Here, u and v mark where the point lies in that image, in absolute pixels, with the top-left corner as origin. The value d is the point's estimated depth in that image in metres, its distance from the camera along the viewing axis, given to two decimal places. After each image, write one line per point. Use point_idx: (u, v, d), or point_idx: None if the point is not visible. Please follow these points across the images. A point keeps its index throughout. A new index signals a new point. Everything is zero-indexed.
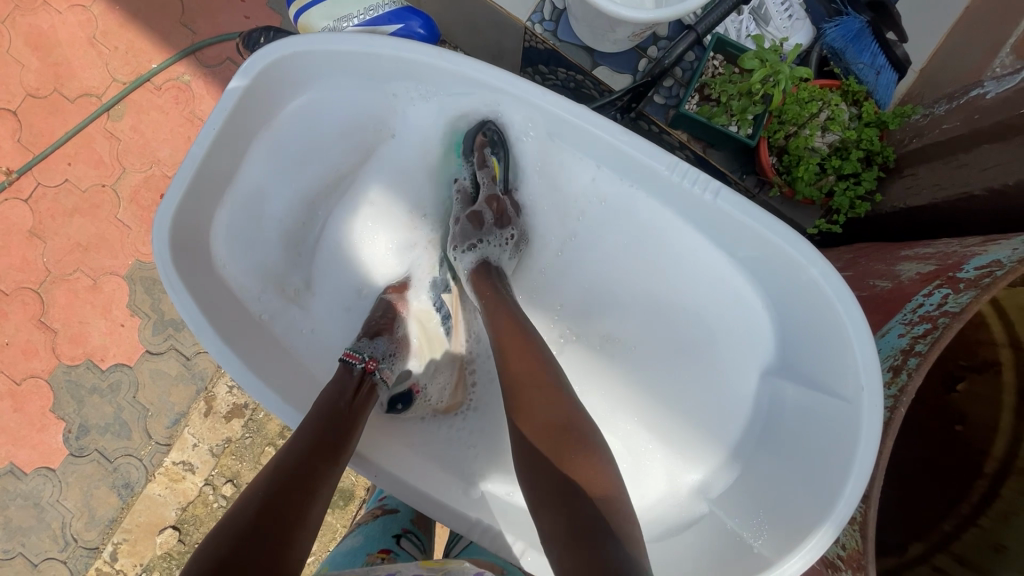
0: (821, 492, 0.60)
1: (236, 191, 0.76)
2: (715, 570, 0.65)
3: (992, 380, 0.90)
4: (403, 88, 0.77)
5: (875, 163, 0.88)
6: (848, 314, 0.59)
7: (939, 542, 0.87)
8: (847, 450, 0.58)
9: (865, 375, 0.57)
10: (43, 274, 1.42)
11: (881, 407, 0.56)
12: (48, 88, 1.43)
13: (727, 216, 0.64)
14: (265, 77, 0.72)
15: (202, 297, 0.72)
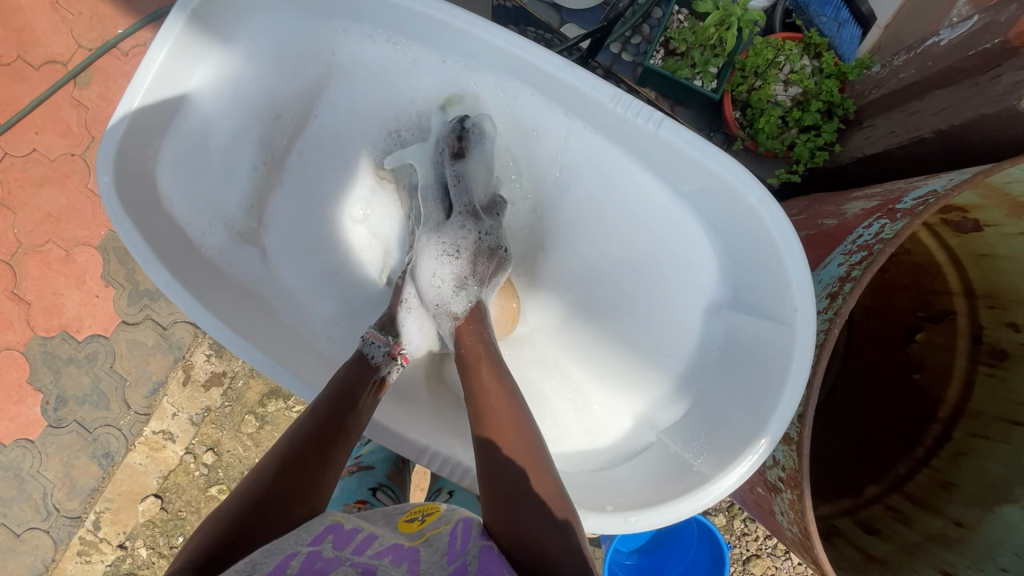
0: (756, 408, 0.62)
1: (185, 126, 0.78)
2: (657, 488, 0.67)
3: (948, 329, 0.93)
4: (353, 25, 0.78)
5: (835, 116, 0.88)
6: (782, 235, 0.60)
7: (894, 483, 0.90)
8: (783, 367, 0.60)
9: (800, 297, 0.58)
10: (14, 246, 1.41)
11: (815, 328, 0.58)
12: (12, 55, 1.40)
13: (667, 145, 0.65)
14: (207, 7, 0.74)
15: (150, 231, 0.73)
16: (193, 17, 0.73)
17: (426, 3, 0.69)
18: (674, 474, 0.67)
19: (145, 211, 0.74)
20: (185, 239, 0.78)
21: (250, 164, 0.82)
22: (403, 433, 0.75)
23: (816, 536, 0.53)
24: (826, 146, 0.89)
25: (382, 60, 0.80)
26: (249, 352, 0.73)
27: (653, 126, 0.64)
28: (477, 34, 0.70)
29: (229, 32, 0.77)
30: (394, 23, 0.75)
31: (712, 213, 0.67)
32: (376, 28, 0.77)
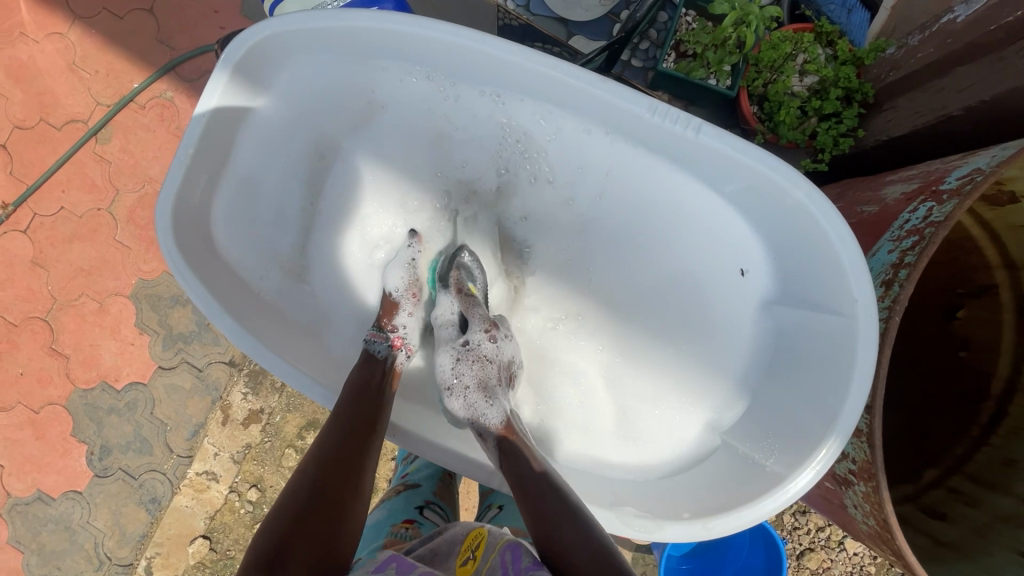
0: (823, 405, 0.62)
1: (233, 173, 0.78)
2: (728, 491, 0.66)
3: (990, 304, 0.92)
4: (389, 61, 0.77)
5: (854, 101, 0.88)
6: (836, 232, 0.59)
7: (953, 464, 0.89)
8: (849, 362, 0.59)
9: (858, 289, 0.58)
10: (49, 302, 1.44)
11: (876, 318, 0.57)
12: (34, 119, 1.44)
13: (713, 151, 0.64)
14: (248, 56, 0.73)
15: (209, 279, 0.74)
16: (236, 68, 0.73)
17: (461, 34, 0.68)
18: (744, 478, 0.66)
19: (201, 260, 0.75)
20: (240, 284, 0.78)
21: (295, 204, 0.84)
22: (462, 454, 0.76)
23: (896, 528, 0.52)
24: (849, 132, 0.89)
25: (416, 96, 0.80)
26: (309, 386, 0.75)
27: (692, 133, 0.64)
28: (511, 60, 0.68)
29: (269, 76, 0.77)
30: (427, 57, 0.74)
31: (763, 213, 0.67)
32: (413, 64, 0.76)
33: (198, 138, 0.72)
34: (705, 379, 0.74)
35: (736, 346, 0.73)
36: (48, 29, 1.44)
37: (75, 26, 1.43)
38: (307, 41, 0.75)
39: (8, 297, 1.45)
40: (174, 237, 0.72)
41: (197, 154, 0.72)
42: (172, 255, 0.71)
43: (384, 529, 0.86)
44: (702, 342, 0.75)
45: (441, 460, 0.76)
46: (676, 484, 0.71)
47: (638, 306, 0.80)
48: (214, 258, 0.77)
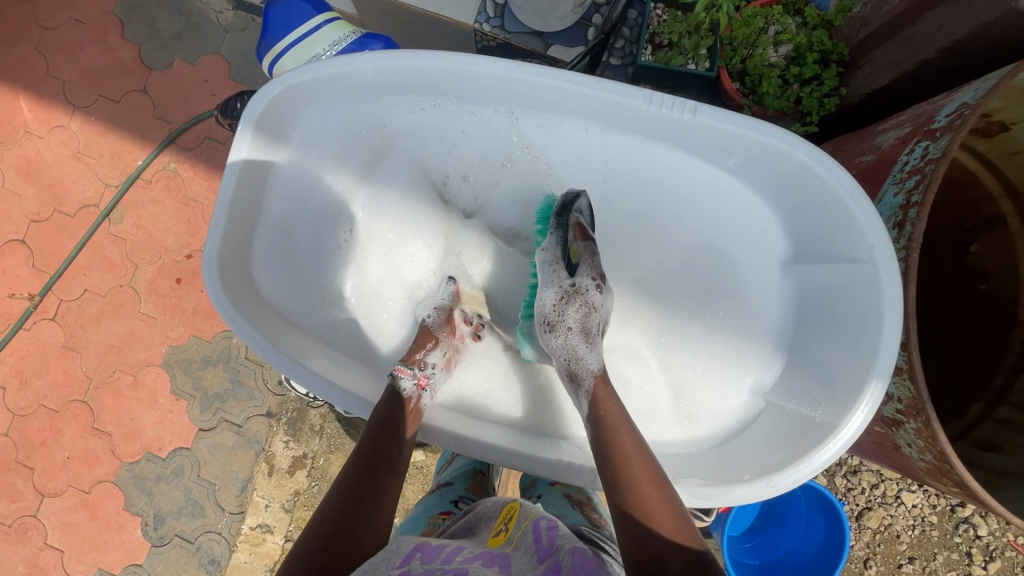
0: (857, 345, 0.64)
1: (269, 218, 0.80)
2: (785, 447, 0.68)
3: (1001, 234, 0.94)
4: (398, 96, 0.81)
5: (831, 62, 0.92)
6: (842, 182, 0.62)
7: (997, 395, 0.90)
8: (878, 304, 0.61)
9: (873, 233, 0.60)
10: (86, 383, 1.48)
11: (895, 257, 0.58)
12: (49, 210, 1.50)
13: (713, 127, 0.67)
14: (272, 110, 0.76)
15: (261, 323, 0.76)
16: (261, 123, 0.76)
17: (465, 60, 0.71)
18: (799, 431, 0.67)
19: (249, 306, 0.76)
20: (286, 321, 0.80)
21: (325, 240, 0.86)
22: (528, 456, 0.75)
23: (954, 458, 0.53)
24: (832, 91, 0.92)
25: (427, 124, 0.84)
26: (366, 409, 0.77)
27: (689, 114, 0.67)
28: (511, 75, 0.71)
29: (290, 126, 0.81)
30: (433, 86, 0.78)
31: (772, 176, 0.70)
32: (420, 95, 0.80)
33: (233, 190, 0.74)
34: (743, 346, 0.77)
35: (766, 307, 0.76)
36: (51, 124, 1.51)
37: (75, 116, 1.50)
38: (323, 86, 0.78)
39: (46, 385, 1.49)
40: (220, 279, 0.73)
41: (234, 205, 0.74)
42: (220, 305, 0.73)
43: (423, 517, 0.86)
44: (732, 312, 0.78)
45: (507, 464, 0.75)
46: (730, 451, 0.73)
47: (667, 290, 0.82)
48: (258, 302, 0.79)
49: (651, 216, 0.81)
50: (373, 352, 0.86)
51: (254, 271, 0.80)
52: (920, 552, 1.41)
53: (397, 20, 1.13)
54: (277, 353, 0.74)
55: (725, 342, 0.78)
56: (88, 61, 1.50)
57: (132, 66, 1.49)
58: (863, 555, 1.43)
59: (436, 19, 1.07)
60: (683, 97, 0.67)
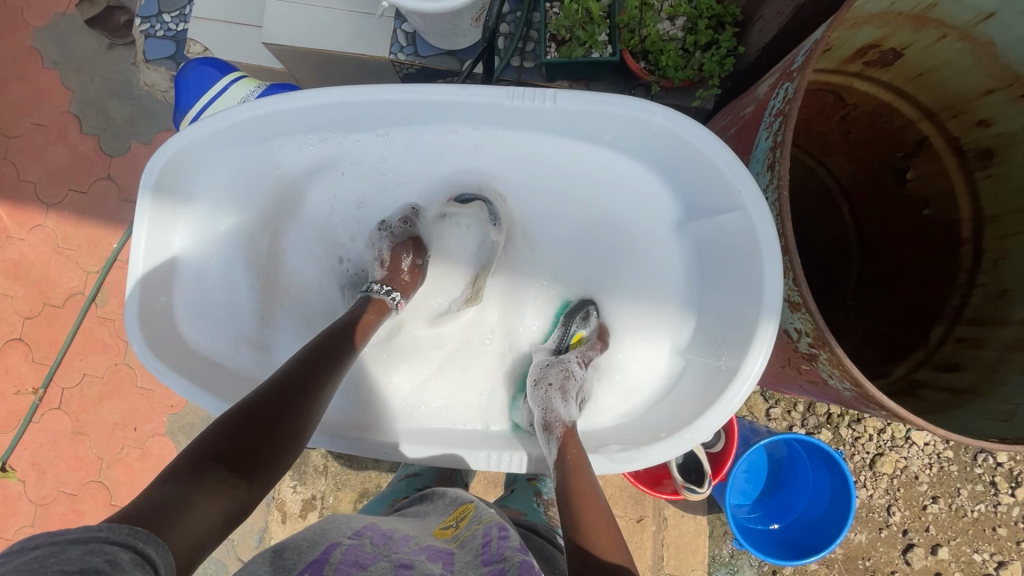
0: (744, 287, 0.69)
1: (181, 276, 0.82)
2: (699, 394, 0.72)
3: (930, 155, 0.94)
4: (286, 138, 0.80)
5: (727, 24, 0.95)
6: (704, 140, 0.67)
7: (954, 315, 0.90)
8: (754, 243, 0.65)
9: (737, 179, 0.65)
10: (98, 463, 1.53)
11: (761, 193, 0.63)
12: (39, 306, 1.58)
13: (576, 109, 0.71)
14: (164, 176, 0.77)
15: (193, 375, 0.77)
16: (155, 189, 0.76)
17: (342, 92, 0.73)
18: (708, 378, 0.73)
19: (180, 362, 0.78)
20: (223, 369, 0.82)
21: (246, 286, 0.87)
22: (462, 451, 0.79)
23: (865, 380, 0.55)
24: (732, 52, 0.95)
25: (325, 158, 0.85)
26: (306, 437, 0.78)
27: (550, 102, 0.71)
28: (380, 98, 0.73)
29: (187, 186, 0.80)
30: (322, 123, 0.79)
31: (652, 145, 0.74)
32: (306, 133, 0.80)
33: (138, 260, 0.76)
34: (664, 313, 0.83)
35: (671, 272, 0.83)
36: (29, 224, 1.59)
37: (50, 212, 1.58)
38: (216, 143, 0.78)
39: (61, 472, 1.54)
40: (145, 344, 0.75)
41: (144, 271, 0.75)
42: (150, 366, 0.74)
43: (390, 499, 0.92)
44: (648, 280, 0.85)
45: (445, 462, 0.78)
46: (661, 410, 0.78)
47: (582, 271, 0.91)
48: (190, 356, 0.80)
49: (557, 209, 0.89)
50: None
51: (180, 328, 0.81)
52: (942, 489, 1.38)
53: (322, 66, 1.19)
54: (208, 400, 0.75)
55: (650, 311, 0.84)
56: (54, 159, 1.59)
57: (94, 157, 1.58)
58: (884, 503, 1.38)
59: (354, 58, 1.12)
60: (541, 87, 0.71)
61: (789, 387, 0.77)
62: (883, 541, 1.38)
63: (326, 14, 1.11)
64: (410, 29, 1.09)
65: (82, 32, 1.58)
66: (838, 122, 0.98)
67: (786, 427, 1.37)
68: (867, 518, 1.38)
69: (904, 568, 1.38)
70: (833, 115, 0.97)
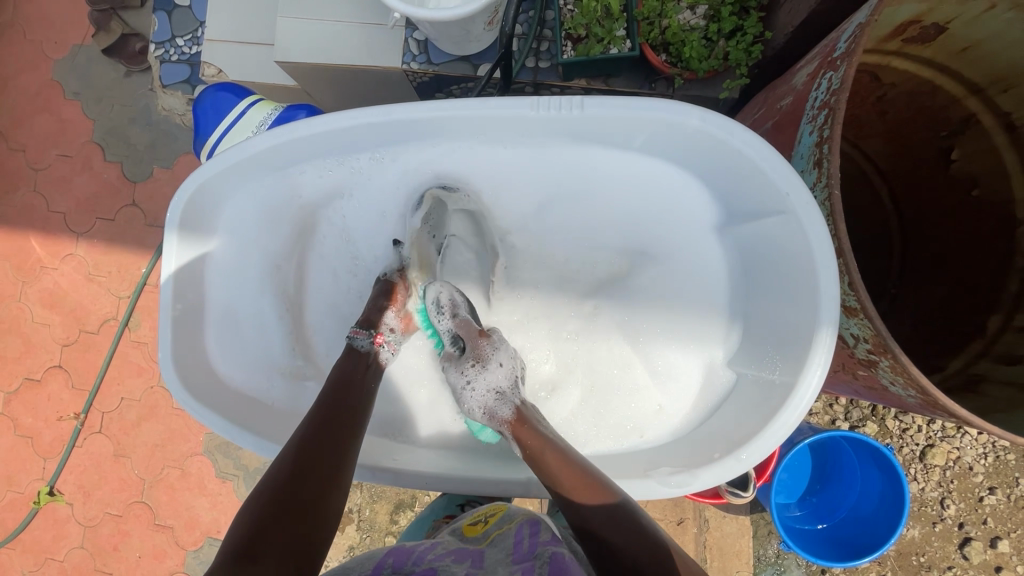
0: (800, 295, 0.66)
1: (212, 314, 0.81)
2: (755, 411, 0.70)
3: (977, 134, 0.88)
4: (305, 165, 0.80)
5: (751, 9, 0.91)
6: (744, 141, 0.64)
7: (1012, 303, 0.85)
8: (807, 247, 0.62)
9: (784, 181, 0.62)
10: (140, 483, 1.57)
11: (813, 200, 0.61)
12: (75, 333, 1.61)
13: (604, 114, 0.68)
14: (189, 213, 0.77)
15: (228, 410, 0.77)
16: (181, 229, 0.76)
17: (362, 114, 0.72)
18: (764, 394, 0.70)
19: (215, 398, 0.78)
20: (261, 405, 0.82)
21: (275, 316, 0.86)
22: (499, 478, 0.76)
23: (933, 388, 0.52)
24: (759, 38, 0.91)
25: (343, 183, 0.84)
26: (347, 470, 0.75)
27: (578, 110, 0.69)
28: (402, 117, 0.72)
29: (210, 223, 0.80)
30: (343, 146, 0.78)
31: (683, 147, 0.72)
32: (325, 158, 0.80)
33: (169, 305, 0.76)
34: (704, 321, 0.80)
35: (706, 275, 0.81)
36: (61, 253, 1.62)
37: (80, 241, 1.61)
38: (239, 173, 0.78)
39: (106, 494, 1.58)
40: (182, 386, 0.75)
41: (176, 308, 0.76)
42: (188, 404, 0.76)
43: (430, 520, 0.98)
44: (690, 290, 0.82)
45: (486, 489, 0.76)
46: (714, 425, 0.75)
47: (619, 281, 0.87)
48: (225, 391, 0.80)
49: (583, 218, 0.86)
50: None
51: (214, 363, 0.81)
52: (1000, 480, 1.31)
53: (335, 80, 1.17)
54: (248, 437, 0.75)
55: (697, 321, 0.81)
56: (81, 189, 1.62)
57: (118, 184, 1.60)
58: (937, 496, 1.33)
59: (365, 70, 1.11)
60: (567, 94, 0.69)
61: (839, 389, 0.74)
62: (938, 536, 1.33)
63: (336, 28, 1.09)
64: (421, 37, 1.07)
65: (100, 62, 1.61)
66: (873, 103, 0.93)
67: (828, 421, 1.33)
68: (920, 513, 1.33)
69: (961, 562, 1.32)
70: (869, 96, 0.93)
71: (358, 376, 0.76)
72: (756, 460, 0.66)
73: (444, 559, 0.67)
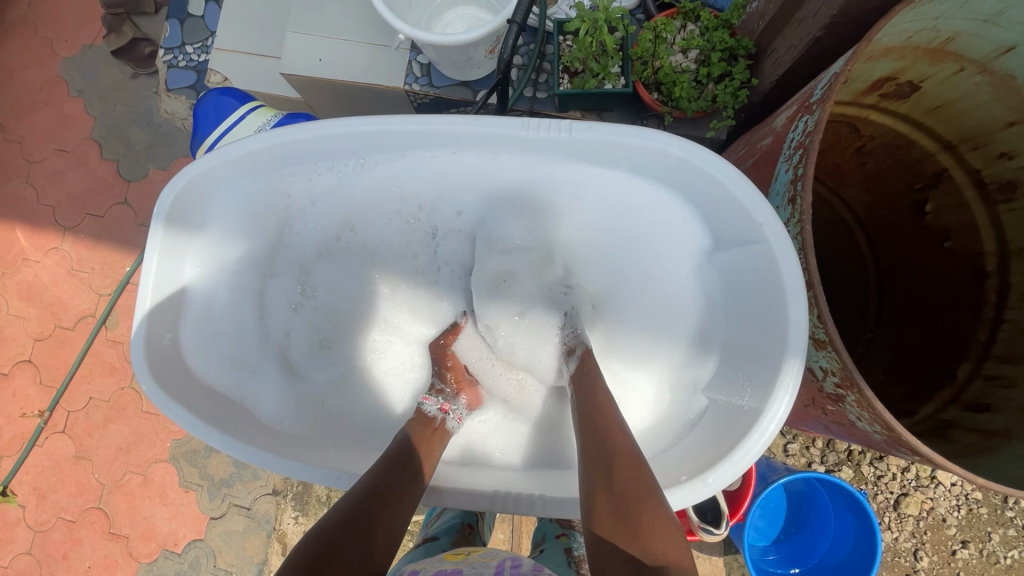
0: (768, 322, 0.68)
1: (189, 306, 0.80)
2: (722, 436, 0.70)
3: (950, 188, 0.92)
4: (297, 168, 0.81)
5: (739, 56, 0.95)
6: (723, 172, 0.66)
7: (981, 352, 0.87)
8: (778, 276, 0.64)
9: (759, 212, 0.64)
10: (99, 488, 1.51)
11: (787, 233, 0.63)
12: (50, 328, 1.58)
13: (591, 139, 0.71)
14: (177, 205, 0.76)
15: (196, 404, 0.76)
16: (167, 220, 0.76)
17: (357, 122, 0.74)
18: (729, 417, 0.71)
19: (183, 390, 0.76)
20: (231, 402, 0.81)
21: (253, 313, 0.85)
22: (469, 491, 0.74)
23: (897, 423, 0.52)
24: (745, 84, 0.95)
25: (332, 188, 0.85)
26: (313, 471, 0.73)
27: (565, 133, 0.71)
28: (395, 128, 0.74)
29: (197, 216, 0.80)
30: (335, 152, 0.79)
31: (664, 175, 0.74)
32: (318, 163, 0.81)
33: (147, 293, 0.75)
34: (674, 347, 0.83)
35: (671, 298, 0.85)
36: (46, 247, 1.61)
37: (67, 235, 1.60)
38: (229, 171, 0.78)
39: (61, 497, 1.52)
40: (151, 376, 0.73)
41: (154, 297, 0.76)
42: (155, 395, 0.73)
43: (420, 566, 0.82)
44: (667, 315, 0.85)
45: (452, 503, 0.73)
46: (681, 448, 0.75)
47: None
48: (194, 384, 0.79)
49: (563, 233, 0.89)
50: (310, 413, 0.85)
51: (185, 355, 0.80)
52: (972, 533, 1.31)
53: (337, 95, 1.20)
54: (214, 434, 0.73)
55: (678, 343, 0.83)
56: (74, 184, 1.62)
57: (112, 182, 1.60)
58: (911, 546, 1.32)
59: (367, 87, 1.14)
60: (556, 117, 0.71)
61: (809, 425, 0.74)
62: None
63: (344, 46, 1.13)
64: (424, 60, 1.11)
65: (108, 62, 1.63)
66: (853, 153, 0.97)
67: (805, 464, 1.34)
68: (893, 563, 1.32)
69: None
70: (849, 146, 0.97)
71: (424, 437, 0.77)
72: (723, 483, 0.64)
73: None
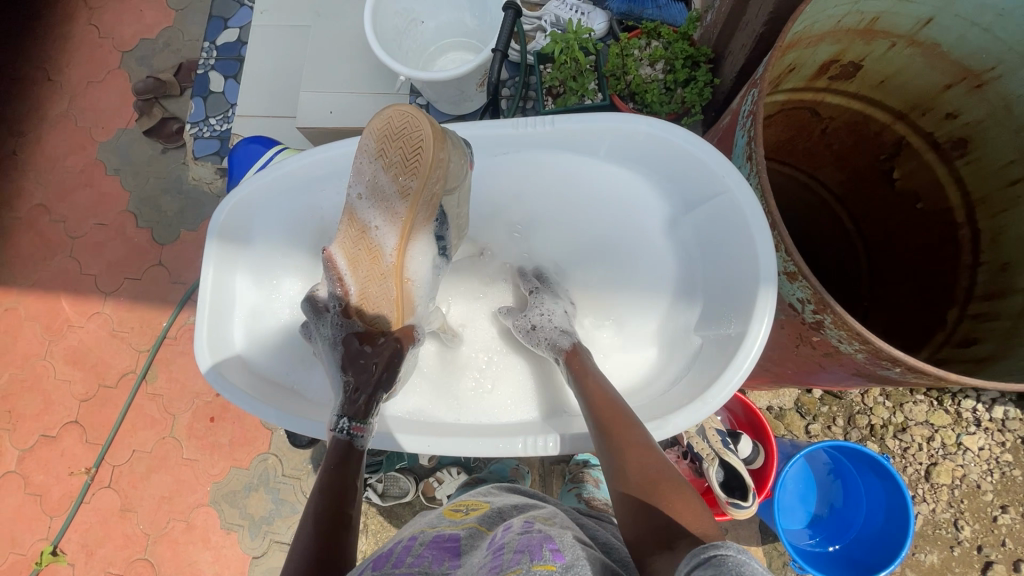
0: (743, 263, 0.76)
1: (241, 308, 0.93)
2: (719, 367, 0.78)
3: (910, 153, 1.01)
4: (323, 184, 0.91)
5: (701, 62, 1.07)
6: (688, 142, 0.77)
7: (965, 296, 0.93)
8: (746, 222, 0.73)
9: (725, 171, 0.74)
10: (145, 538, 1.56)
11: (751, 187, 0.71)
12: (94, 388, 1.68)
13: (572, 130, 0.82)
14: (226, 224, 0.89)
15: (252, 387, 0.88)
16: (218, 237, 0.89)
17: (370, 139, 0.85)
18: (723, 349, 0.78)
19: (241, 377, 0.89)
20: (279, 386, 0.92)
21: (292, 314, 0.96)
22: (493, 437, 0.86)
23: (871, 335, 0.59)
24: (710, 84, 1.07)
25: None
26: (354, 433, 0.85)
27: (549, 126, 0.82)
28: None
29: (243, 232, 0.92)
30: (354, 166, 0.89)
31: (644, 153, 0.85)
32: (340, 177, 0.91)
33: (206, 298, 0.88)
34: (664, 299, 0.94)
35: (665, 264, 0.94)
36: (89, 312, 1.73)
37: (108, 300, 1.73)
38: (266, 191, 0.90)
39: (109, 551, 1.57)
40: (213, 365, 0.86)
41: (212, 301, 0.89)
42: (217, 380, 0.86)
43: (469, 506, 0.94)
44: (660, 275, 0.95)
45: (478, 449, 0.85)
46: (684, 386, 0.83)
47: None
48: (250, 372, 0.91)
49: None
50: None
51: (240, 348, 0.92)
52: (1010, 497, 1.30)
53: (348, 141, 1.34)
54: (270, 409, 0.85)
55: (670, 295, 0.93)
56: (113, 252, 1.76)
57: (147, 247, 1.74)
58: (950, 517, 1.31)
59: None
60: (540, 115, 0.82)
61: (812, 373, 0.79)
62: (958, 561, 1.29)
63: (352, 98, 1.27)
64: (423, 102, 1.25)
65: (140, 141, 1.81)
66: (819, 136, 1.06)
67: None
68: (935, 536, 1.30)
69: None
70: (814, 130, 1.05)
71: (347, 464, 0.76)
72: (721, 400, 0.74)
73: (424, 562, 0.59)
